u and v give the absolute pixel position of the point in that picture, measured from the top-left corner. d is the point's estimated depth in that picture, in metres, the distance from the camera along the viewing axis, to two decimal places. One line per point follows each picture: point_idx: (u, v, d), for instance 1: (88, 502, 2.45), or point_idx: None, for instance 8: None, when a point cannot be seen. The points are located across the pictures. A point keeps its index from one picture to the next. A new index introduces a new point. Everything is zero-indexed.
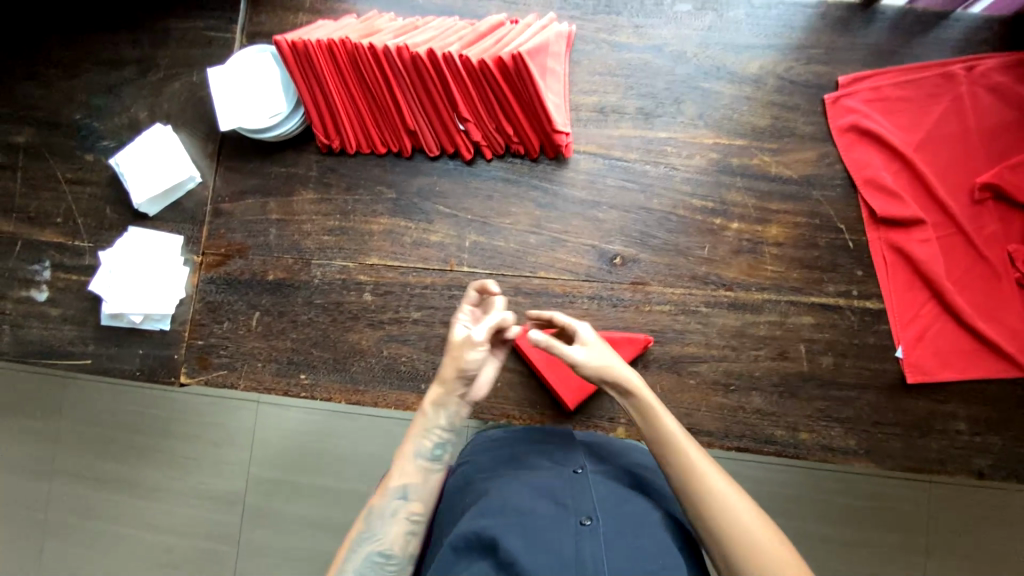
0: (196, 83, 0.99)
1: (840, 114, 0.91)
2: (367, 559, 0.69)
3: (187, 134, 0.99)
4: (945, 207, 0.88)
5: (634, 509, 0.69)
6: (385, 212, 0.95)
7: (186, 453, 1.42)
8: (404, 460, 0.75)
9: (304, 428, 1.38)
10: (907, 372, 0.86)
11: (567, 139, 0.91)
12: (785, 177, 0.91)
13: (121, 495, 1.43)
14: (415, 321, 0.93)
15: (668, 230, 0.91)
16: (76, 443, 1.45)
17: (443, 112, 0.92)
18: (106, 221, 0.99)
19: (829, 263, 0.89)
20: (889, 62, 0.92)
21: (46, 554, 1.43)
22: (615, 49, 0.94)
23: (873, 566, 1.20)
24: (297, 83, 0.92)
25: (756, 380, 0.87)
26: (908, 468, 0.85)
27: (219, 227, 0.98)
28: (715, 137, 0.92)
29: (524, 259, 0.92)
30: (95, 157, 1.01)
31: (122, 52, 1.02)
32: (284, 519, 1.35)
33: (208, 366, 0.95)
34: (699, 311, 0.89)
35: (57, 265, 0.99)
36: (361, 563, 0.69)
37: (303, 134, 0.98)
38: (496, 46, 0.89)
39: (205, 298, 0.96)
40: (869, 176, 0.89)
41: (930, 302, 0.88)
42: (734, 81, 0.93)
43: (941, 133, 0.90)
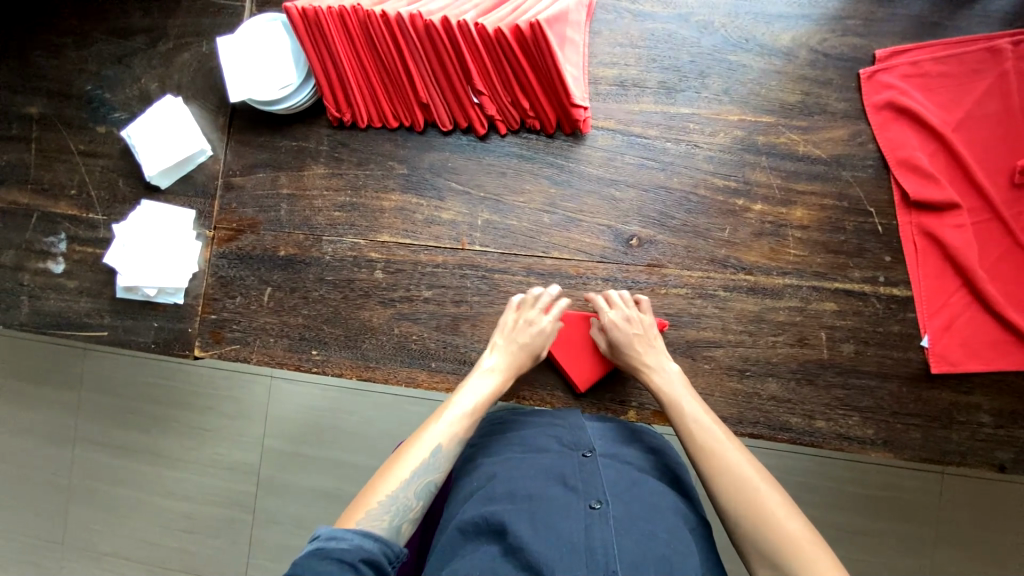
0: (206, 53, 0.97)
1: (876, 90, 0.86)
2: (424, 487, 0.73)
3: (198, 106, 0.97)
4: (982, 190, 0.84)
5: (644, 493, 0.69)
6: (397, 188, 0.93)
7: (202, 424, 1.45)
8: (473, 411, 0.79)
9: (315, 404, 1.39)
10: (931, 362, 0.83)
11: (585, 113, 0.87)
12: (813, 157, 0.87)
13: (140, 463, 1.47)
14: (426, 300, 0.92)
15: (688, 210, 0.88)
16: (97, 412, 1.49)
17: (456, 85, 0.88)
18: (119, 194, 0.99)
19: (855, 248, 0.86)
20: (932, 34, 0.86)
21: (72, 516, 1.49)
22: (638, 18, 0.90)
23: (882, 554, 1.20)
24: (307, 53, 0.89)
25: (772, 366, 0.85)
26: (927, 460, 0.84)
27: (230, 201, 0.97)
28: (740, 114, 0.88)
29: (538, 239, 0.90)
30: (107, 129, 1.00)
31: (132, 20, 1.00)
32: (297, 490, 1.39)
33: (220, 341, 0.95)
34: (716, 295, 0.87)
35: (73, 238, 0.99)
36: (418, 490, 0.73)
37: (313, 107, 0.95)
38: (514, 14, 0.85)
39: (217, 273, 0.97)
40: (903, 156, 0.85)
41: (961, 290, 0.84)
42: (764, 53, 0.88)
43: (984, 112, 0.85)
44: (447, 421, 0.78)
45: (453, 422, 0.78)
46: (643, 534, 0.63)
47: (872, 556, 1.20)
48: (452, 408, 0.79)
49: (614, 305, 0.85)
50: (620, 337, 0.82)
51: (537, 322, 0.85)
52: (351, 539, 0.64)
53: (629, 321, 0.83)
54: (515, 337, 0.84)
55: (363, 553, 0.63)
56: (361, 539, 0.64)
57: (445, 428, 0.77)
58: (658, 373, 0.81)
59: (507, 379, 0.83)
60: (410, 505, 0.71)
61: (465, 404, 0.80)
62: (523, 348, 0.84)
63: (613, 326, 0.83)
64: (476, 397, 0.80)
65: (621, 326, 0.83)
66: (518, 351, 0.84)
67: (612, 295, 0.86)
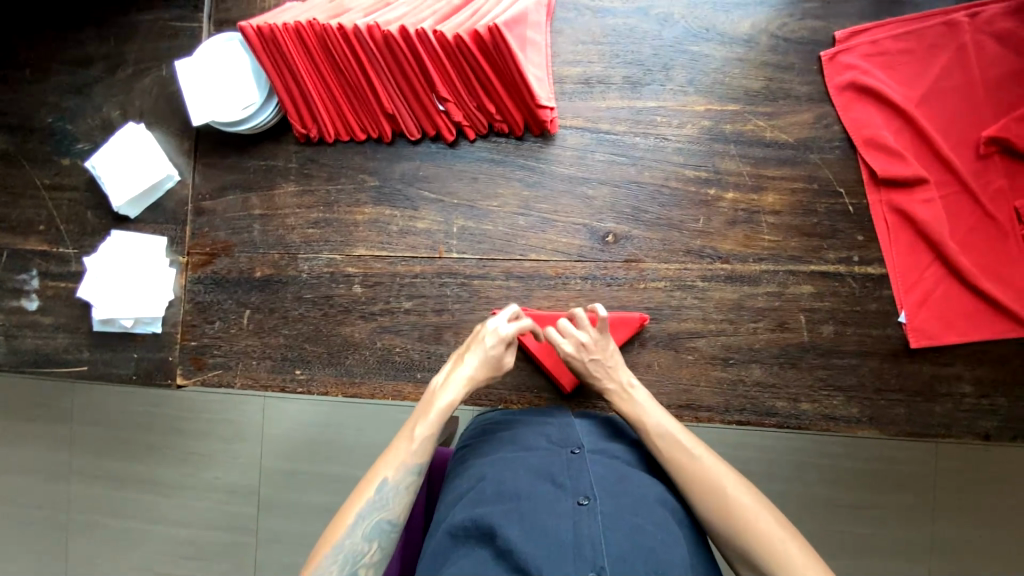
0: (166, 77, 0.96)
1: (838, 72, 0.87)
2: (374, 528, 0.72)
3: (162, 132, 0.96)
4: (947, 164, 0.84)
5: (633, 486, 0.69)
6: (369, 201, 0.93)
7: (196, 450, 1.43)
8: (424, 436, 0.77)
9: (308, 421, 1.38)
10: (910, 337, 0.84)
11: (552, 114, 0.87)
12: (781, 142, 0.87)
13: (136, 494, 1.46)
14: (406, 311, 0.91)
15: (661, 203, 0.88)
16: (88, 446, 1.48)
17: (421, 94, 0.88)
18: (88, 226, 0.97)
19: (829, 230, 0.86)
20: (889, 13, 0.87)
21: (71, 553, 1.48)
22: (598, 15, 0.90)
23: (880, 527, 1.21)
24: (267, 71, 0.88)
25: (755, 352, 0.86)
26: (912, 433, 0.84)
27: (202, 225, 0.96)
28: (707, 104, 0.88)
29: (515, 242, 0.90)
30: (71, 161, 0.98)
31: (88, 49, 0.98)
32: (297, 509, 1.38)
33: (203, 367, 0.95)
34: (695, 285, 0.87)
35: (45, 273, 0.98)
36: (369, 531, 0.71)
37: (279, 125, 0.94)
38: (473, 19, 0.85)
39: (194, 299, 0.95)
40: (869, 135, 0.85)
41: (934, 264, 0.85)
42: (725, 42, 0.88)
43: (945, 86, 0.86)
44: (398, 452, 0.76)
45: (403, 451, 0.76)
46: (631, 527, 0.63)
47: (870, 530, 1.21)
48: (403, 437, 0.77)
49: (566, 332, 0.83)
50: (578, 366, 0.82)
51: (490, 329, 0.82)
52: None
53: (582, 346, 0.82)
54: (469, 349, 0.83)
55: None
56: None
57: (394, 460, 0.75)
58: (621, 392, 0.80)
59: (462, 391, 0.81)
60: (361, 548, 0.70)
61: (414, 430, 0.77)
62: (474, 359, 0.82)
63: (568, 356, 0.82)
64: (427, 422, 0.78)
65: (576, 354, 0.82)
66: (473, 362, 0.82)
67: (563, 323, 0.83)
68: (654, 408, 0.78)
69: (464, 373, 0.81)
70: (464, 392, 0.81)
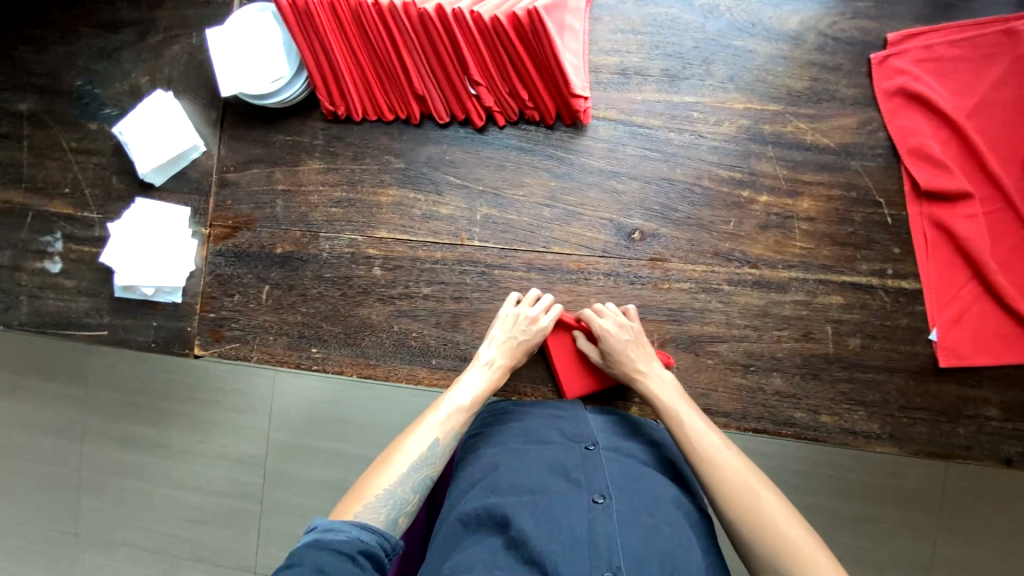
0: (196, 45, 0.94)
1: (888, 76, 0.83)
2: (420, 480, 0.74)
3: (189, 101, 0.95)
4: (995, 179, 0.81)
5: (648, 488, 0.69)
6: (394, 182, 0.91)
7: (207, 419, 1.46)
8: (468, 406, 0.80)
9: (317, 397, 1.40)
10: (940, 356, 0.82)
11: (586, 103, 0.85)
12: (821, 146, 0.84)
13: (147, 457, 1.49)
14: (425, 297, 0.91)
15: (691, 202, 0.86)
16: (103, 407, 1.51)
17: (453, 76, 0.86)
18: (113, 192, 0.97)
19: (864, 240, 0.84)
20: (946, 16, 0.83)
21: (83, 509, 1.52)
22: (640, 2, 0.87)
23: (885, 542, 1.20)
24: (298, 44, 0.86)
25: (777, 361, 0.84)
26: (933, 454, 0.83)
27: (226, 198, 0.95)
28: (746, 102, 0.85)
29: (538, 234, 0.89)
30: (98, 125, 0.98)
31: (119, 13, 0.97)
32: (303, 482, 1.40)
33: (220, 339, 0.95)
34: (721, 289, 0.85)
35: (69, 237, 0.99)
36: (415, 482, 0.74)
37: (307, 100, 0.93)
38: (510, 1, 0.82)
39: (215, 272, 0.96)
40: (915, 145, 0.82)
41: (971, 283, 0.82)
42: (771, 38, 0.85)
43: (999, 97, 0.82)
44: (442, 416, 0.79)
45: (448, 416, 0.79)
46: (647, 528, 0.63)
47: (875, 544, 1.20)
48: (447, 402, 0.80)
49: (604, 313, 0.84)
50: (614, 344, 0.81)
51: (535, 321, 0.84)
52: (348, 530, 0.65)
53: (621, 328, 0.82)
54: (513, 330, 0.83)
55: (360, 544, 0.64)
56: (358, 530, 0.65)
57: (440, 421, 0.78)
58: (649, 379, 0.80)
59: (502, 373, 0.83)
60: (407, 498, 0.72)
61: (460, 398, 0.80)
62: (518, 341, 0.83)
63: (604, 333, 0.81)
64: (470, 393, 0.81)
65: (614, 334, 0.81)
66: (513, 346, 0.83)
67: (600, 306, 0.85)
68: (682, 400, 0.78)
69: (509, 354, 0.83)
70: (504, 373, 0.83)
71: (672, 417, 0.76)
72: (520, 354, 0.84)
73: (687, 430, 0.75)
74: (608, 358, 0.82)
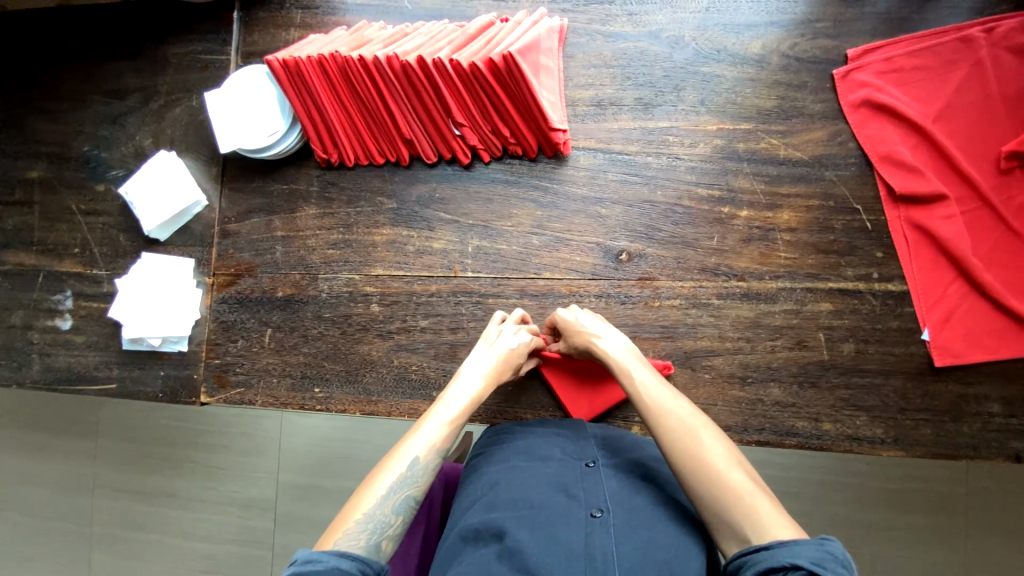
0: (195, 107, 1.00)
1: (852, 89, 0.87)
2: (402, 501, 0.71)
3: (191, 159, 1.00)
4: (968, 180, 0.83)
5: (647, 503, 0.68)
6: (387, 222, 0.95)
7: (216, 463, 1.46)
8: (454, 421, 0.78)
9: (324, 436, 1.40)
10: (935, 356, 0.82)
11: (565, 136, 0.89)
12: (795, 160, 0.87)
13: (158, 507, 1.48)
14: (423, 330, 0.93)
15: (675, 221, 0.89)
16: (112, 458, 1.51)
17: (437, 118, 0.90)
18: (120, 248, 1.02)
19: (846, 247, 0.86)
20: (902, 29, 0.87)
21: (93, 564, 1.51)
22: (610, 39, 0.92)
23: (908, 550, 1.17)
24: (291, 100, 0.91)
25: (773, 371, 0.85)
26: (940, 455, 0.82)
27: (227, 247, 0.99)
28: (718, 123, 0.89)
29: (529, 262, 0.91)
30: (106, 187, 1.03)
31: (124, 82, 1.04)
32: (313, 523, 1.39)
33: (225, 385, 0.97)
34: (711, 303, 0.87)
35: (78, 294, 1.02)
36: (397, 504, 0.70)
37: (302, 150, 0.98)
38: (487, 47, 0.87)
39: (219, 319, 0.99)
40: (885, 152, 0.85)
41: (957, 281, 0.83)
42: (736, 62, 0.89)
43: (962, 102, 0.85)
44: (427, 432, 0.77)
45: (433, 434, 0.77)
46: (643, 539, 0.62)
47: (901, 552, 1.17)
48: (433, 419, 0.78)
49: (573, 311, 0.85)
50: (569, 321, 0.84)
51: (510, 337, 0.85)
52: (326, 560, 0.62)
53: (585, 313, 0.85)
54: (490, 347, 0.84)
55: (339, 574, 0.61)
56: (336, 559, 0.62)
57: (425, 438, 0.76)
58: (607, 343, 0.80)
59: (488, 387, 0.82)
60: (390, 520, 0.69)
61: (444, 414, 0.79)
62: (498, 356, 0.83)
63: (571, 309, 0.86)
64: (457, 408, 0.80)
65: (570, 316, 0.84)
66: (498, 357, 0.83)
67: (565, 313, 0.85)
68: (643, 367, 0.78)
69: (492, 367, 0.82)
70: (489, 387, 0.82)
71: (631, 384, 0.76)
72: (505, 365, 0.83)
73: (645, 395, 0.74)
74: (569, 334, 0.83)
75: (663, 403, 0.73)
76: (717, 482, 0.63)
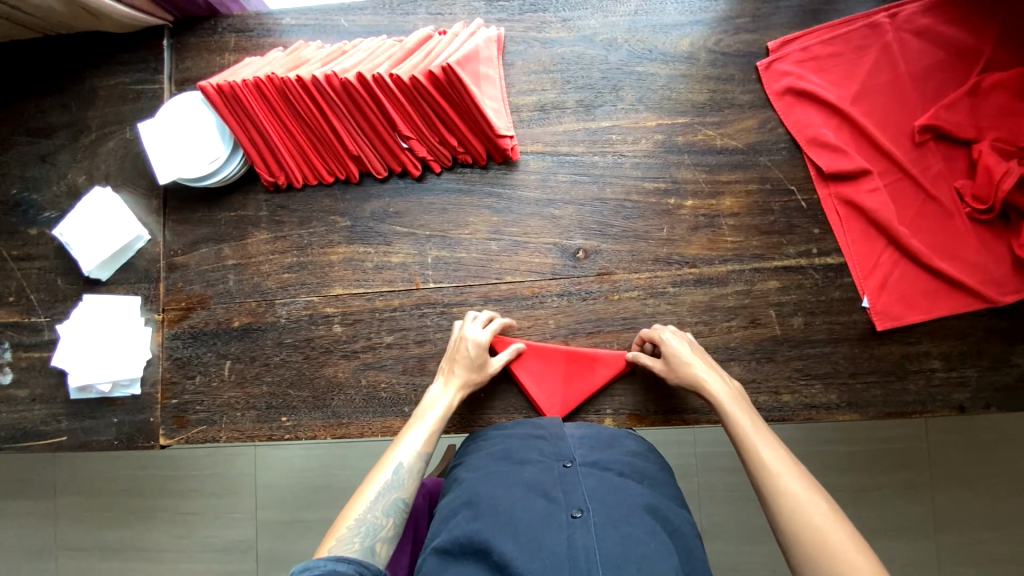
0: (130, 139, 0.97)
1: (775, 78, 0.92)
2: (391, 505, 0.73)
3: (129, 193, 0.97)
4: (888, 155, 0.90)
5: (625, 496, 0.69)
6: (342, 240, 0.94)
7: (188, 508, 1.39)
8: (433, 429, 0.81)
9: (301, 465, 1.35)
10: (876, 320, 0.88)
11: (512, 142, 0.91)
12: (731, 148, 0.92)
13: (129, 563, 1.40)
14: (389, 346, 0.92)
15: (626, 216, 0.91)
16: (73, 516, 1.42)
17: (384, 133, 0.90)
18: (59, 293, 0.96)
19: (786, 226, 0.90)
20: (816, 20, 0.93)
21: None
22: (547, 45, 0.94)
23: (879, 507, 1.23)
24: (231, 126, 0.89)
25: (732, 350, 0.88)
26: (890, 412, 0.87)
27: (176, 280, 0.95)
28: (657, 118, 0.93)
29: (489, 267, 0.92)
30: (38, 230, 0.98)
31: (51, 118, 0.99)
32: (298, 557, 1.34)
33: (186, 425, 0.93)
34: (667, 291, 0.90)
35: (17, 345, 0.96)
36: (387, 507, 0.72)
37: (247, 175, 0.96)
38: (427, 60, 0.88)
39: (172, 356, 0.95)
40: (811, 134, 0.90)
41: (888, 250, 0.89)
42: (668, 60, 0.93)
43: (875, 83, 0.91)
44: (409, 441, 0.79)
45: (415, 441, 0.79)
46: (626, 534, 0.63)
47: (871, 509, 1.23)
48: (415, 428, 0.81)
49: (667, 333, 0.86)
50: (678, 346, 0.84)
51: (471, 337, 0.86)
52: (323, 565, 0.60)
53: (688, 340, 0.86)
54: (455, 355, 0.86)
55: None
56: (334, 563, 0.61)
57: (407, 446, 0.78)
58: (714, 385, 0.80)
59: (461, 393, 0.84)
60: (381, 523, 0.71)
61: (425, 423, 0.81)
62: (463, 362, 0.85)
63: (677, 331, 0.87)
64: (435, 416, 0.82)
65: (674, 343, 0.84)
66: (462, 365, 0.85)
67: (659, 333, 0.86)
68: (749, 415, 0.77)
69: (463, 374, 0.85)
70: (461, 394, 0.84)
71: (735, 430, 0.75)
72: (472, 372, 0.85)
73: (754, 449, 0.72)
74: (670, 364, 0.83)
75: (771, 460, 0.70)
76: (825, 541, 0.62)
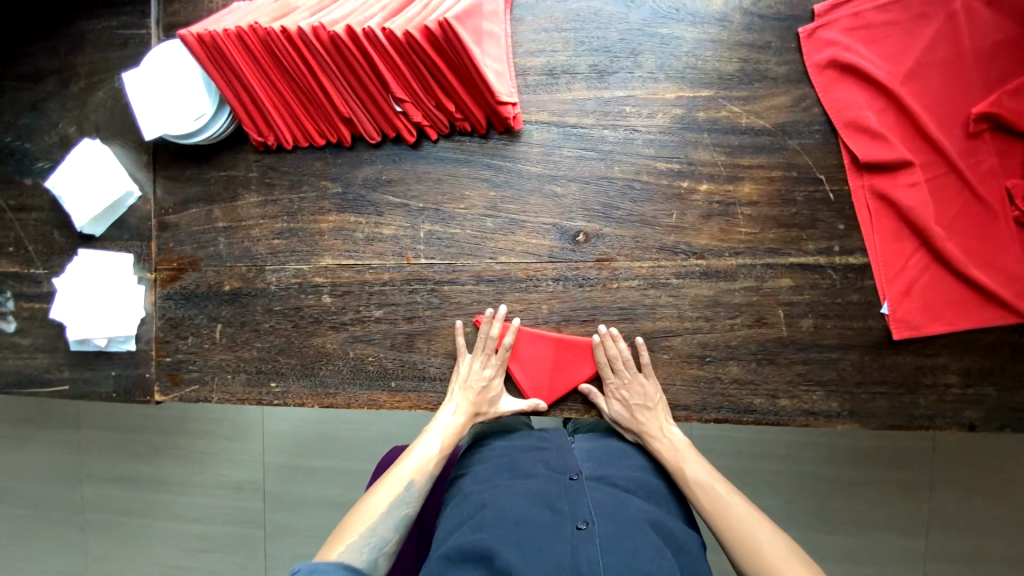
0: (118, 89, 0.93)
1: (817, 49, 0.81)
2: (400, 519, 0.77)
3: (119, 147, 0.94)
4: (936, 145, 0.79)
5: (628, 511, 0.72)
6: (333, 208, 0.90)
7: (198, 448, 1.46)
8: (439, 449, 0.82)
9: (304, 417, 1.40)
10: (894, 328, 0.81)
11: (514, 110, 0.83)
12: (757, 129, 0.83)
13: (145, 494, 1.50)
14: (377, 320, 0.90)
15: (633, 198, 0.85)
16: (93, 448, 1.51)
17: (376, 94, 0.84)
18: (56, 245, 0.96)
19: (808, 220, 0.83)
20: None
21: (91, 548, 1.54)
22: None
23: (873, 506, 1.21)
24: (215, 80, 0.84)
25: (733, 349, 0.84)
26: (895, 425, 0.83)
27: (167, 240, 0.94)
28: (677, 90, 0.83)
29: (483, 246, 0.88)
30: (33, 180, 0.97)
31: (39, 63, 0.95)
32: (301, 500, 1.41)
33: (179, 383, 0.95)
34: (669, 283, 0.85)
35: (19, 295, 0.98)
36: (396, 521, 0.77)
37: (236, 133, 0.91)
38: (423, 12, 0.79)
39: (166, 315, 0.95)
40: (850, 117, 0.80)
41: (919, 252, 0.81)
42: (696, 22, 0.83)
43: (933, 59, 0.79)
44: (417, 456, 0.82)
45: (422, 459, 0.81)
46: (629, 549, 0.66)
47: (864, 504, 1.21)
48: (424, 443, 0.83)
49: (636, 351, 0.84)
50: (632, 387, 0.83)
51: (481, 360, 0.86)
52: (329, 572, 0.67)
53: (652, 380, 0.84)
54: (466, 377, 0.86)
55: None
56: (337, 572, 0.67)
57: (414, 462, 0.81)
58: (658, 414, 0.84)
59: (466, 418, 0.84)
60: (388, 536, 0.76)
61: (433, 442, 0.83)
62: (473, 388, 0.85)
63: (645, 366, 0.84)
64: (441, 435, 0.83)
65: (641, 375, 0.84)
66: (472, 391, 0.85)
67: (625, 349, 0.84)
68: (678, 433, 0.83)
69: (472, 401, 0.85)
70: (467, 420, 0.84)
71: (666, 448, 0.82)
72: (480, 401, 0.85)
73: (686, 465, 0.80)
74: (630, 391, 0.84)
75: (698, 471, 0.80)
76: (745, 530, 0.73)
